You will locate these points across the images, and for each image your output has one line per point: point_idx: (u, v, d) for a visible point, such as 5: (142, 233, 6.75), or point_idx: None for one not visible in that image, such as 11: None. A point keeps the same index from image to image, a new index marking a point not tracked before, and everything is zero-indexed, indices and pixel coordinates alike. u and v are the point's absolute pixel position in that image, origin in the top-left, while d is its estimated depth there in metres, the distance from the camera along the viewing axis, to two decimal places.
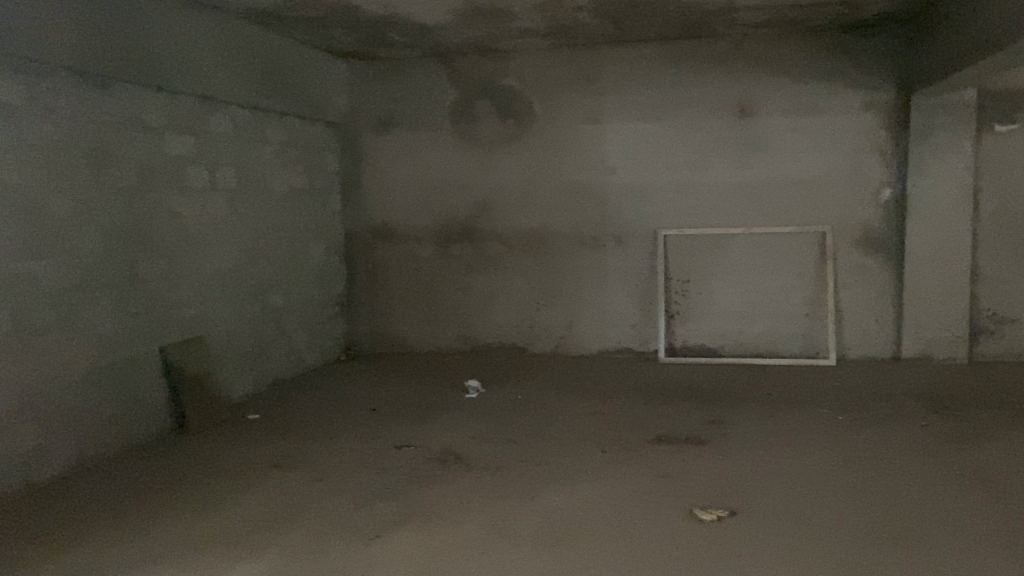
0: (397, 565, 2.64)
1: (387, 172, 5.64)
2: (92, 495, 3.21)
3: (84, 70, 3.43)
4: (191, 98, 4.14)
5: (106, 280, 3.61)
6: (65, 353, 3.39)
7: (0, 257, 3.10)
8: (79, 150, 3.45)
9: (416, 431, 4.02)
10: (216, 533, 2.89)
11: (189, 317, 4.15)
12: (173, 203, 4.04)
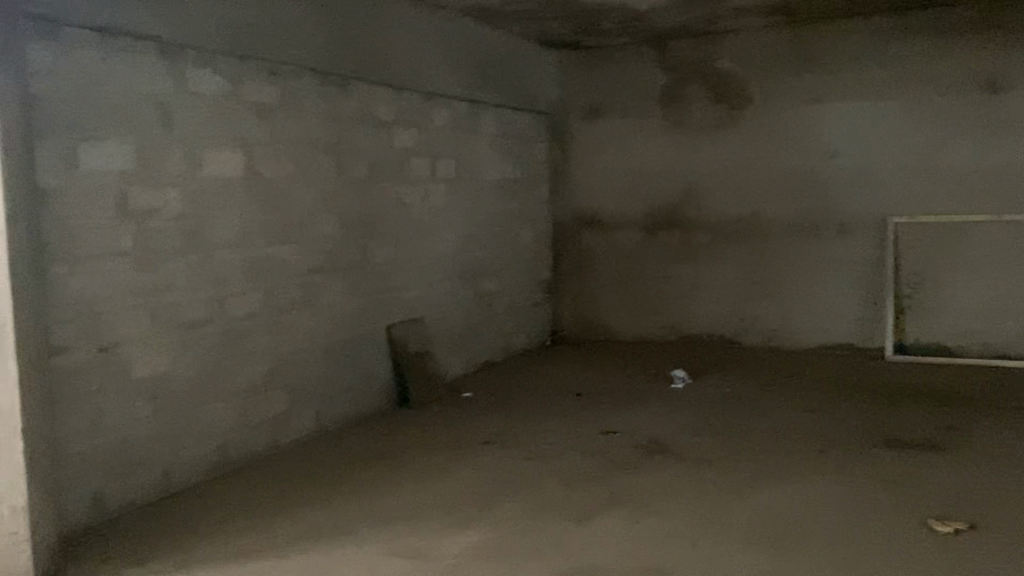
0: (606, 549, 2.67)
1: (595, 159, 5.67)
2: (328, 459, 3.51)
3: (326, 70, 3.74)
4: (417, 93, 4.40)
5: (342, 263, 3.93)
6: (307, 328, 3.73)
7: (256, 242, 3.46)
8: (321, 144, 3.78)
9: (624, 418, 4.04)
10: (438, 502, 3.06)
11: (411, 299, 4.41)
12: (400, 192, 4.31)
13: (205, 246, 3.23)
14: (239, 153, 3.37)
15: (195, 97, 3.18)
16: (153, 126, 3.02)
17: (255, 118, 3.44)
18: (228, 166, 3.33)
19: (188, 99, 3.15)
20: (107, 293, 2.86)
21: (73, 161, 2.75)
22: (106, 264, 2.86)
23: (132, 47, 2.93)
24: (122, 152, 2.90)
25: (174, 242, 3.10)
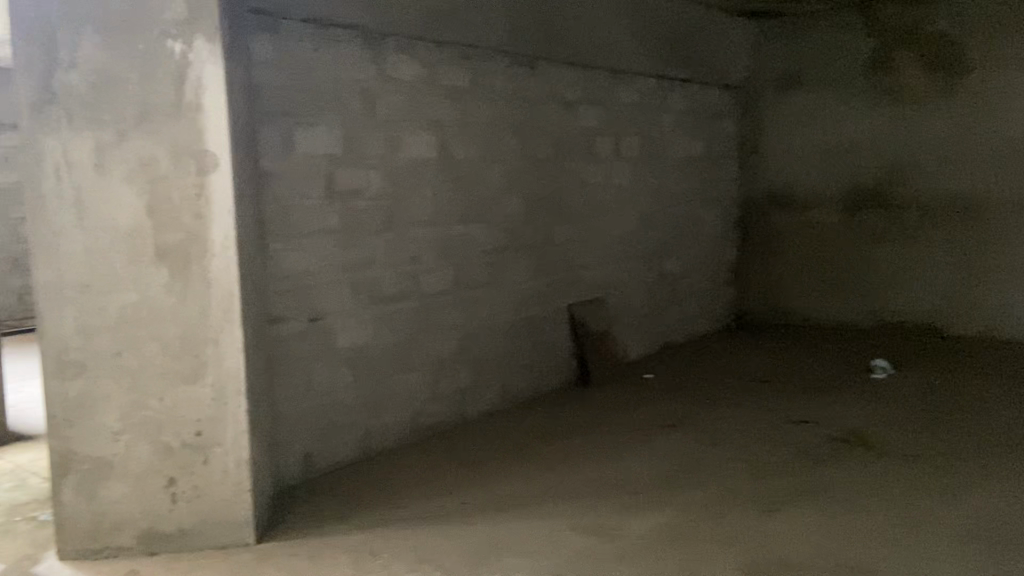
0: (800, 543, 2.53)
1: (788, 135, 5.41)
2: (512, 433, 3.60)
3: (514, 51, 3.80)
4: (603, 71, 4.38)
5: (527, 241, 3.99)
6: (494, 305, 3.83)
7: (447, 220, 3.58)
8: (509, 124, 3.85)
9: (817, 408, 3.84)
10: (621, 482, 3.04)
11: (593, 279, 4.42)
12: (584, 172, 4.32)
13: (401, 225, 3.39)
14: (433, 135, 3.50)
15: (394, 82, 3.32)
16: (356, 111, 3.19)
17: (448, 101, 3.56)
18: (423, 148, 3.46)
19: (389, 84, 3.30)
20: (317, 268, 3.07)
21: (288, 145, 2.96)
22: (316, 240, 3.06)
23: (339, 37, 3.10)
24: (329, 137, 3.09)
25: (374, 221, 3.28)
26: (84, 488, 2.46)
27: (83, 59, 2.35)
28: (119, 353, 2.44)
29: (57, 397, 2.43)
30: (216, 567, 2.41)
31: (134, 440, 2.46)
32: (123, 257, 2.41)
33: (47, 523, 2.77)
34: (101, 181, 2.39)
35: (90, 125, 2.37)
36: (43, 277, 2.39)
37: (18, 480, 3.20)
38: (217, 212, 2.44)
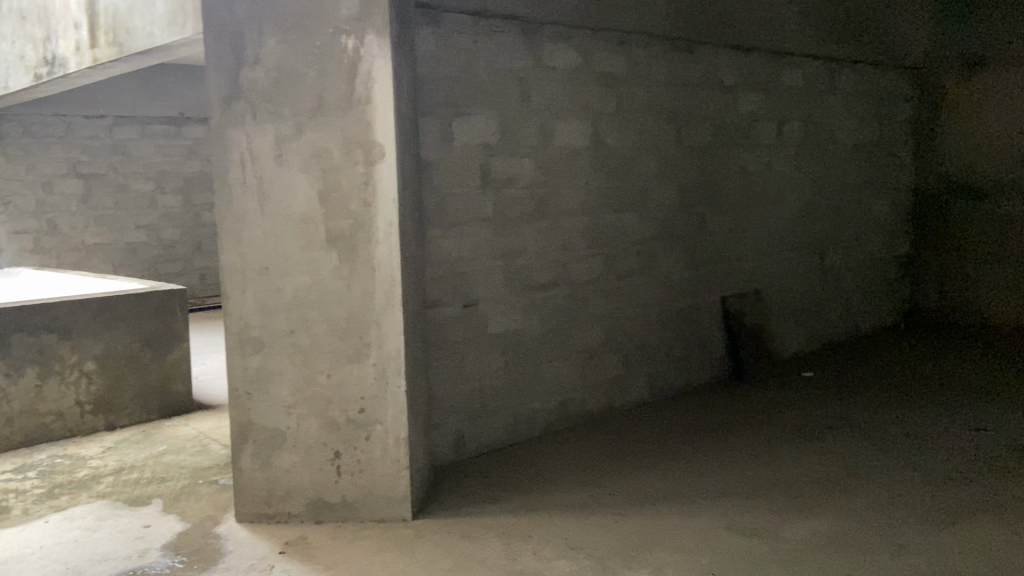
0: (979, 559, 2.34)
1: (971, 119, 5.03)
2: (661, 426, 3.54)
3: (672, 36, 3.72)
4: (765, 54, 4.21)
5: (681, 231, 3.91)
6: (646, 296, 3.78)
7: (600, 210, 3.56)
8: (666, 111, 3.77)
9: (1000, 415, 3.53)
10: (777, 482, 2.93)
11: (750, 271, 4.27)
12: (743, 159, 4.17)
13: (555, 213, 3.39)
14: (588, 124, 3.48)
15: (551, 71, 3.32)
16: (514, 101, 3.21)
17: (604, 88, 3.52)
18: (578, 136, 3.45)
19: (546, 73, 3.31)
20: (473, 255, 3.13)
21: (448, 134, 3.02)
22: (472, 228, 3.11)
23: (499, 27, 3.14)
24: (487, 126, 3.13)
25: (529, 210, 3.30)
26: (260, 457, 2.65)
27: (266, 56, 2.51)
28: (293, 331, 2.60)
29: (239, 370, 2.63)
30: (376, 539, 2.52)
31: (304, 414, 2.62)
32: (298, 242, 2.57)
33: (227, 487, 3.01)
34: (280, 170, 2.55)
35: (271, 118, 2.54)
36: (228, 260, 2.59)
37: (202, 445, 3.49)
38: (382, 201, 2.53)
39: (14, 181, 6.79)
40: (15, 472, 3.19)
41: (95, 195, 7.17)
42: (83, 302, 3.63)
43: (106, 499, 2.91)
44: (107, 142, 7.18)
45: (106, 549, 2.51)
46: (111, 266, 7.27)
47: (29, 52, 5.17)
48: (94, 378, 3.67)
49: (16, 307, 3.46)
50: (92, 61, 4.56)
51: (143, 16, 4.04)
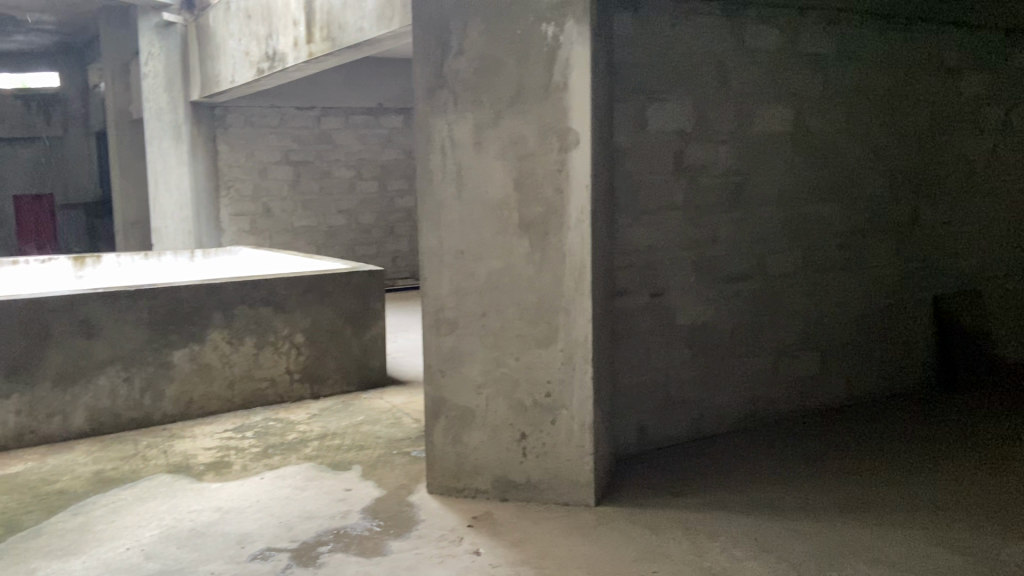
0: None
1: None
2: (859, 431, 3.32)
3: (885, 14, 3.46)
4: (993, 31, 3.82)
5: (889, 224, 3.64)
6: (846, 292, 3.55)
7: (800, 199, 3.38)
8: (876, 94, 3.52)
9: None
10: (994, 500, 2.66)
11: (966, 268, 3.90)
12: (964, 146, 3.81)
13: (751, 203, 3.25)
14: (790, 110, 3.31)
15: (752, 54, 3.18)
16: (712, 85, 3.10)
17: (809, 71, 3.33)
18: (778, 122, 3.28)
19: (746, 56, 3.17)
20: (664, 244, 3.05)
21: (642, 120, 2.96)
22: (664, 216, 3.04)
23: (698, 11, 3.05)
24: (683, 112, 3.05)
25: (723, 198, 3.18)
26: (451, 433, 2.76)
27: (469, 46, 2.59)
28: (485, 314, 2.67)
29: (434, 348, 2.74)
30: (559, 522, 2.55)
31: (493, 394, 2.70)
32: (493, 227, 2.63)
33: (418, 459, 3.17)
34: (478, 157, 2.63)
35: (472, 107, 2.62)
36: (427, 243, 2.71)
37: (395, 418, 3.69)
38: (575, 187, 2.52)
39: (235, 167, 7.50)
40: (235, 431, 3.54)
41: (303, 181, 7.76)
42: (295, 279, 3.95)
43: (312, 462, 3.16)
44: (315, 132, 7.76)
45: (313, 508, 2.72)
46: (315, 247, 7.85)
47: (253, 49, 5.67)
48: (302, 350, 3.98)
49: (240, 281, 3.82)
50: (308, 56, 4.92)
51: (355, 12, 4.31)
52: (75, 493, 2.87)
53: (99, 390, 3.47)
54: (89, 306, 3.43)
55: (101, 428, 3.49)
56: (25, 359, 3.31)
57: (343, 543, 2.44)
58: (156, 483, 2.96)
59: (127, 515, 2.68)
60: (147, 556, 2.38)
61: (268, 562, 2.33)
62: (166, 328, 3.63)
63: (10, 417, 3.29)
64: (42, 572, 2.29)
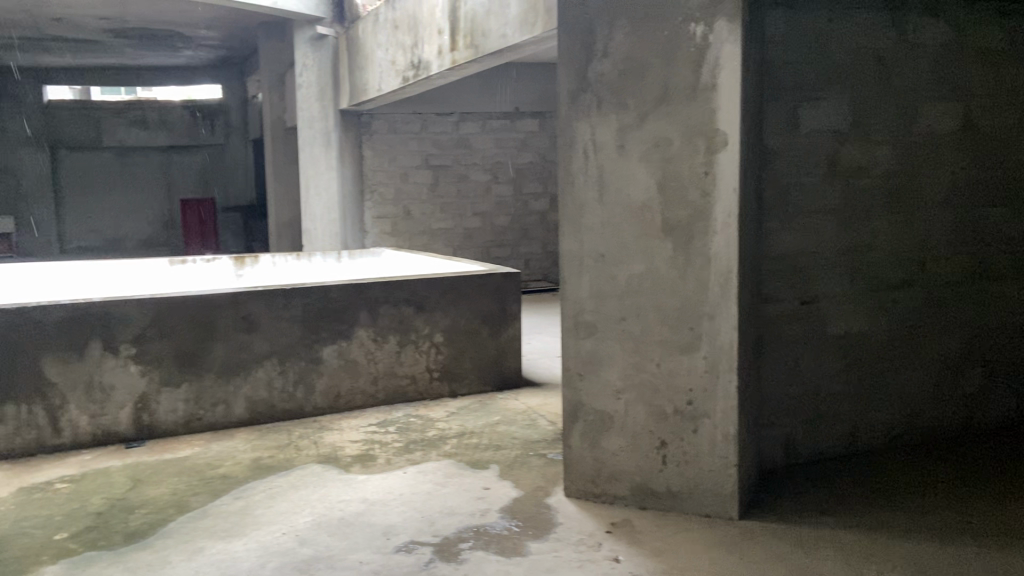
0: None
1: None
2: None
3: None
4: None
5: None
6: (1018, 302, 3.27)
7: (968, 203, 3.14)
8: None
9: None
10: None
11: None
12: None
13: (912, 207, 3.05)
14: (957, 107, 3.09)
15: (916, 49, 2.99)
16: (871, 82, 2.94)
17: (980, 65, 3.10)
18: (944, 119, 3.07)
19: (909, 50, 2.98)
20: (815, 249, 2.91)
21: (795, 120, 2.84)
22: (817, 220, 2.91)
23: (857, 5, 2.89)
24: (838, 111, 2.90)
25: (881, 201, 3.00)
26: (589, 437, 2.76)
27: (614, 48, 2.58)
28: (625, 318, 2.65)
29: (573, 351, 2.75)
30: (701, 534, 2.49)
31: (632, 400, 2.67)
32: (635, 231, 2.60)
33: (555, 462, 3.18)
34: (621, 160, 2.61)
35: (616, 109, 2.60)
36: (568, 246, 2.72)
37: (531, 420, 3.72)
38: (722, 190, 2.45)
39: (379, 172, 7.82)
40: (380, 425, 3.68)
41: (442, 184, 7.97)
42: (436, 280, 4.06)
43: (452, 459, 3.24)
44: (454, 137, 7.95)
45: (454, 504, 2.78)
46: (452, 249, 8.05)
47: (399, 58, 5.88)
48: (441, 349, 4.09)
49: (385, 281, 3.97)
50: (452, 63, 5.05)
51: (498, 18, 4.39)
52: (236, 478, 3.07)
53: (256, 382, 3.70)
54: (249, 302, 3.66)
55: (258, 418, 3.71)
56: (194, 351, 3.57)
57: (483, 541, 2.49)
58: (307, 472, 3.12)
59: (282, 501, 2.84)
60: (301, 541, 2.52)
61: (412, 554, 2.41)
62: (317, 325, 3.82)
63: (180, 404, 3.56)
64: (209, 550, 2.46)
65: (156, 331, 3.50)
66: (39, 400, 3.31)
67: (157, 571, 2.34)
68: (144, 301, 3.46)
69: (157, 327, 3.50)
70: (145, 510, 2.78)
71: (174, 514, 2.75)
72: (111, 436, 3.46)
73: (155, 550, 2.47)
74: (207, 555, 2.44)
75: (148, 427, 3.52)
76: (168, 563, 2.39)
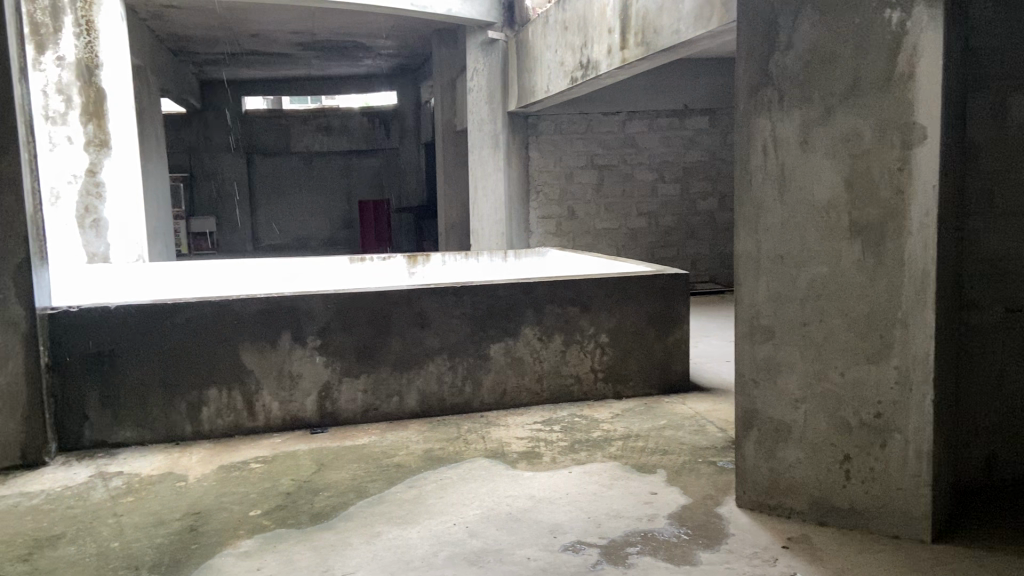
0: None
1: None
2: None
3: None
4: None
5: None
6: None
7: None
8: None
9: None
10: None
11: None
12: None
13: None
14: None
15: None
16: None
17: None
18: None
19: None
20: None
21: (1002, 113, 2.58)
22: None
23: None
24: None
25: None
26: (764, 447, 2.64)
27: (799, 39, 2.45)
28: (806, 324, 2.51)
29: (748, 357, 2.64)
30: (889, 556, 2.32)
31: (814, 410, 2.53)
32: (819, 232, 2.46)
33: (725, 470, 3.08)
34: (804, 156, 2.48)
35: (799, 103, 2.47)
36: (745, 247, 2.61)
37: (699, 425, 3.62)
38: (919, 188, 2.27)
39: (544, 173, 7.90)
40: (545, 424, 3.71)
41: (607, 184, 7.94)
42: (602, 280, 4.05)
43: (618, 461, 3.21)
44: (620, 136, 7.90)
45: (620, 507, 2.75)
46: (616, 249, 7.99)
47: (569, 60, 5.90)
48: (606, 350, 4.07)
49: (552, 281, 3.99)
50: (621, 62, 5.02)
51: (671, 14, 4.32)
52: (409, 467, 3.20)
53: (428, 376, 3.84)
54: (423, 299, 3.81)
55: (429, 410, 3.85)
56: (372, 345, 3.76)
57: (651, 547, 2.44)
58: (476, 465, 3.20)
59: (453, 493, 2.93)
60: (471, 533, 2.58)
61: (579, 554, 2.41)
62: (486, 322, 3.91)
63: (359, 395, 3.77)
64: (387, 535, 2.58)
65: (338, 324, 3.71)
66: (236, 385, 3.60)
67: (340, 551, 2.48)
68: (328, 296, 3.68)
69: (340, 321, 3.71)
70: (328, 493, 2.95)
71: (354, 498, 2.91)
72: (298, 421, 3.71)
73: (338, 532, 2.62)
74: (385, 539, 2.56)
75: (330, 414, 3.74)
76: (349, 544, 2.53)
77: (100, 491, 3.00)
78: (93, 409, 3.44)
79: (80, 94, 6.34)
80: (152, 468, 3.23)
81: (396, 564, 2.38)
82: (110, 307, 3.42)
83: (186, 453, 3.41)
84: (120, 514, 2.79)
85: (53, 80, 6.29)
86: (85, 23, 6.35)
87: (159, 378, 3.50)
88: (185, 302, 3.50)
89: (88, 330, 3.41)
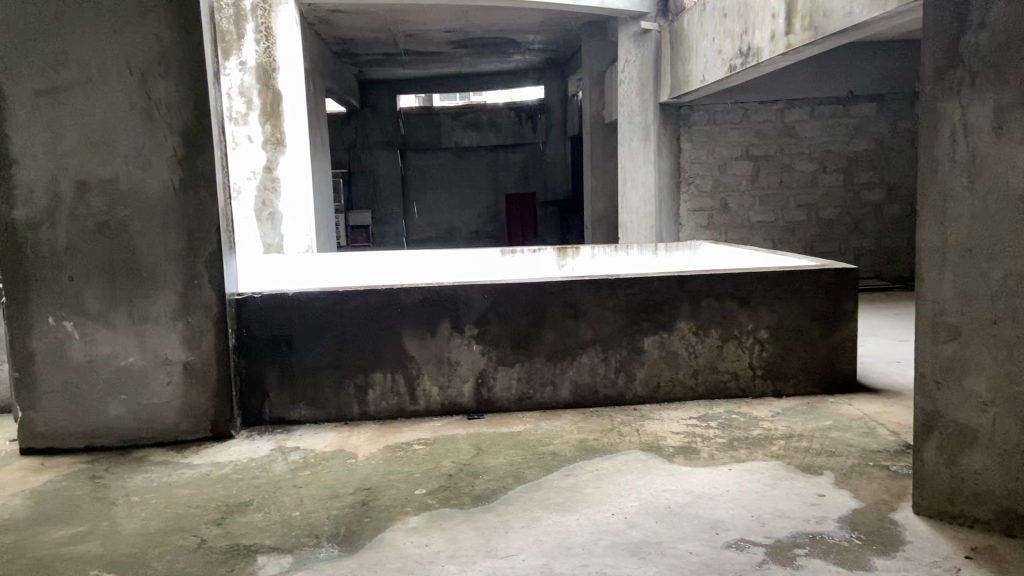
0: None
1: None
2: None
3: None
4: None
5: None
6: None
7: None
8: None
9: None
10: None
11: None
12: None
13: None
14: None
15: None
16: None
17: None
18: None
19: None
20: None
21: None
22: None
23: None
24: None
25: None
26: (946, 452, 2.48)
27: (994, 19, 2.28)
28: (997, 322, 2.32)
29: (930, 356, 2.49)
30: None
31: (1004, 414, 2.34)
32: (1014, 222, 2.27)
33: (899, 475, 2.92)
34: (999, 142, 2.29)
35: (993, 87, 2.29)
36: (929, 239, 2.47)
37: (869, 427, 3.45)
38: None
39: (696, 164, 7.75)
40: (702, 419, 3.65)
41: (762, 176, 7.69)
42: (762, 274, 3.93)
43: (780, 460, 3.11)
44: (778, 126, 7.62)
45: (786, 507, 2.67)
46: (771, 243, 7.74)
47: (727, 47, 5.76)
48: (765, 346, 3.95)
49: (710, 274, 3.91)
50: (786, 48, 4.83)
51: None
52: (565, 456, 3.24)
53: (582, 366, 3.87)
54: (577, 291, 3.83)
55: (582, 401, 3.89)
56: (528, 336, 3.83)
57: (821, 549, 2.36)
58: (631, 458, 3.20)
59: (610, 483, 2.94)
60: (630, 524, 2.59)
61: (744, 552, 2.36)
62: (640, 315, 3.88)
63: (514, 382, 3.85)
64: (546, 521, 2.63)
65: (494, 314, 3.80)
66: (399, 369, 3.77)
67: (503, 533, 2.56)
68: (485, 287, 3.77)
69: (496, 310, 3.80)
70: (488, 477, 3.04)
71: (513, 483, 2.98)
72: (456, 407, 3.83)
73: (499, 514, 2.70)
74: (544, 524, 2.61)
75: (487, 401, 3.85)
76: (511, 527, 2.60)
77: (281, 464, 3.23)
78: (273, 388, 3.71)
79: (259, 97, 6.83)
80: (326, 445, 3.45)
81: (557, 549, 2.43)
82: (288, 293, 3.67)
83: (355, 432, 3.62)
84: (298, 486, 2.99)
85: (236, 84, 6.80)
86: (265, 29, 6.84)
87: (329, 361, 3.72)
88: (355, 289, 3.70)
89: (268, 315, 3.67)
